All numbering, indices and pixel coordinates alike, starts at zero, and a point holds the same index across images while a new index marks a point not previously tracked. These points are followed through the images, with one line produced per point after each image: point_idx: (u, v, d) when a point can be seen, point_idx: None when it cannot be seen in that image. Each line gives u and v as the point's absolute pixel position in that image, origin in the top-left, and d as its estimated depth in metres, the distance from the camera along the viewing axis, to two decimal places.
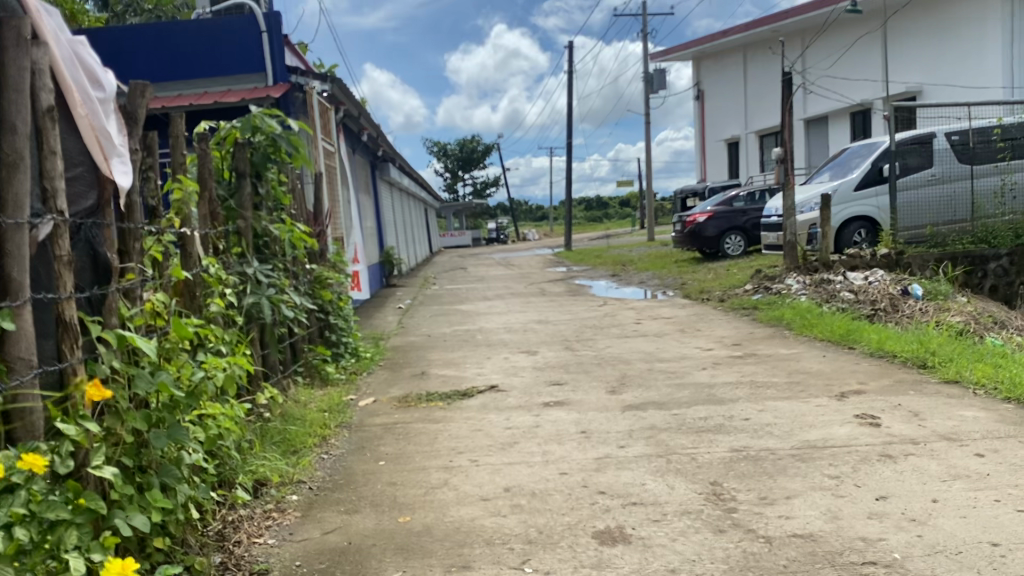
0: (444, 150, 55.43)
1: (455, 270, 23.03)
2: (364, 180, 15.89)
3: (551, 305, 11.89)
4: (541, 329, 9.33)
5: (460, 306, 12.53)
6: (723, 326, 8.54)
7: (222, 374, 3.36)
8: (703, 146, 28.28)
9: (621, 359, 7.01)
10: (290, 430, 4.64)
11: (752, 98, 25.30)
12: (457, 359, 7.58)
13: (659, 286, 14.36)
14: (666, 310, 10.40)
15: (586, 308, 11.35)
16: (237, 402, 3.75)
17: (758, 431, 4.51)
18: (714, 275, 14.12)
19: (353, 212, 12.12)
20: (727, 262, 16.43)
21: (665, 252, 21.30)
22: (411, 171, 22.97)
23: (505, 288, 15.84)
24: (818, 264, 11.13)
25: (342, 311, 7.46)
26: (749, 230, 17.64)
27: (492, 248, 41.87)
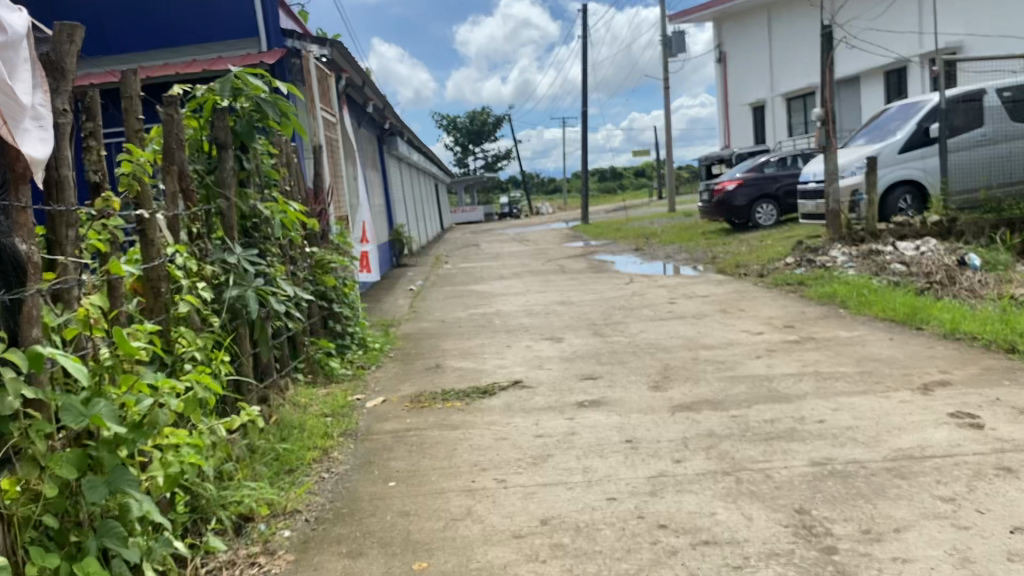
0: (457, 125, 54.53)
1: (470, 248, 22.34)
2: (373, 156, 15.19)
3: (574, 284, 11.18)
4: (567, 312, 8.63)
5: (478, 287, 11.84)
6: (768, 306, 7.81)
7: (186, 398, 2.64)
8: (726, 112, 27.36)
9: (660, 347, 6.29)
10: (283, 447, 3.98)
11: (778, 60, 24.30)
12: (476, 348, 6.89)
13: (688, 260, 13.63)
14: (699, 289, 9.66)
15: (612, 286, 10.62)
16: (208, 423, 3.06)
17: (838, 438, 3.79)
18: (745, 248, 13.34)
19: (361, 190, 11.45)
20: (757, 233, 15.62)
21: (689, 225, 20.48)
22: (423, 146, 22.21)
23: (524, 265, 15.12)
24: (864, 233, 10.46)
25: (347, 298, 6.82)
26: (781, 198, 16.89)
27: (508, 224, 41.10)
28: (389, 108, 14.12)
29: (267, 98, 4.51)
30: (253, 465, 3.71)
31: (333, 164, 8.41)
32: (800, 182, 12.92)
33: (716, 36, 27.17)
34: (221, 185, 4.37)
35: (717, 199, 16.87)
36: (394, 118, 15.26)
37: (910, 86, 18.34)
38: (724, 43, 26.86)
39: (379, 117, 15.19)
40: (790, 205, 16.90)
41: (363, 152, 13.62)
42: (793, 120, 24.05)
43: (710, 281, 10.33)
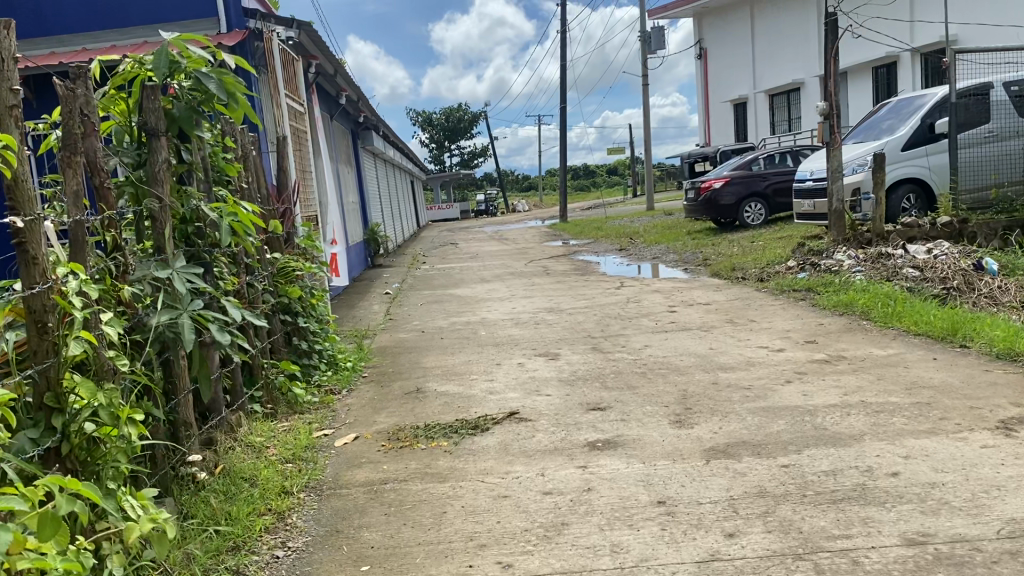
0: (431, 120, 53.59)
1: (446, 247, 21.49)
2: (344, 150, 14.22)
3: (561, 288, 10.41)
4: (557, 321, 7.82)
5: (458, 291, 11.00)
6: (781, 317, 7.08)
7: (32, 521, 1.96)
8: (706, 107, 26.76)
9: (672, 367, 5.51)
10: (233, 529, 3.11)
11: (761, 55, 23.68)
12: (460, 367, 6.06)
13: (677, 263, 12.92)
14: (698, 295, 8.92)
15: (602, 291, 9.85)
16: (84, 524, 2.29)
17: (928, 503, 3.03)
18: (738, 250, 12.65)
19: (330, 187, 10.52)
20: (748, 234, 14.94)
21: (673, 223, 19.81)
22: (397, 141, 21.29)
23: (503, 266, 14.32)
24: (871, 236, 9.77)
25: (314, 310, 5.95)
26: (771, 196, 16.24)
27: (483, 220, 40.33)
28: (361, 100, 13.17)
29: (210, 73, 3.60)
30: (183, 547, 2.90)
31: (301, 158, 7.50)
32: (795, 181, 12.26)
33: (697, 30, 26.54)
34: (152, 181, 3.49)
35: (704, 198, 16.18)
36: (368, 110, 14.30)
37: (900, 82, 17.79)
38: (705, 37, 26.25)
39: (351, 109, 14.22)
40: (779, 204, 16.23)
41: (334, 145, 12.67)
42: (777, 116, 23.48)
43: (709, 286, 9.61)
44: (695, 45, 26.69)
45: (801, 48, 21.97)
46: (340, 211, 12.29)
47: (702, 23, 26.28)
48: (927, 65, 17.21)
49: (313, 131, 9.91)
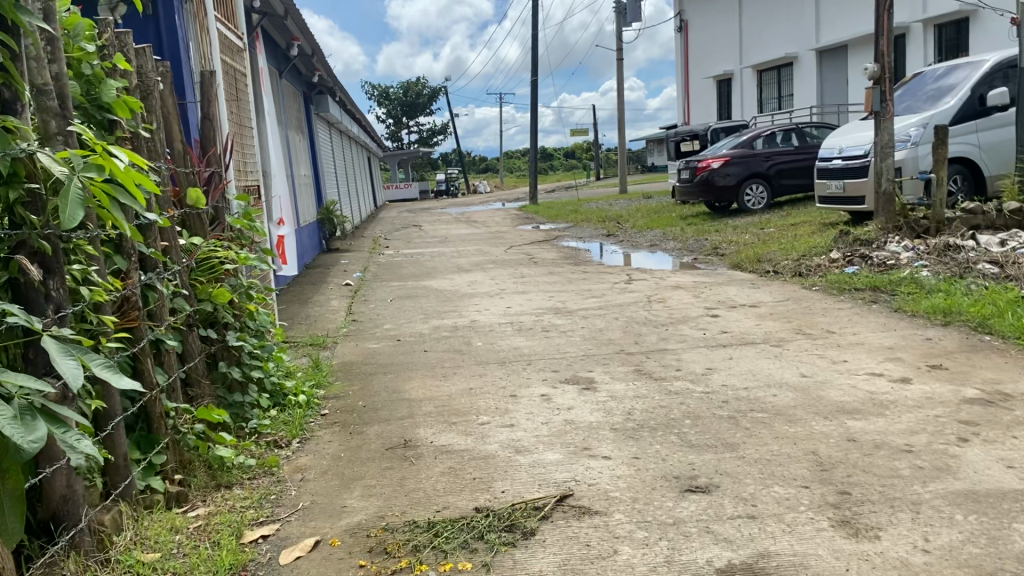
0: (390, 96, 51.34)
1: (410, 228, 19.65)
2: (297, 116, 12.30)
3: (559, 281, 8.71)
4: (571, 327, 6.11)
5: (433, 283, 9.23)
6: (867, 328, 5.49)
7: None
8: (687, 84, 25.24)
9: (768, 408, 3.85)
10: None
11: (749, 28, 22.15)
12: (460, 400, 4.32)
13: (682, 251, 11.30)
14: (734, 294, 7.28)
15: (611, 286, 8.16)
16: None
17: None
18: (753, 238, 11.08)
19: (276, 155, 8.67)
20: (752, 219, 13.37)
21: (658, 207, 18.25)
22: (354, 111, 19.35)
23: (478, 252, 12.57)
24: (928, 223, 8.23)
25: (248, 319, 4.20)
26: (773, 178, 14.68)
27: (443, 202, 38.36)
28: (316, 56, 11.24)
29: None
30: None
31: (238, 110, 5.66)
32: (819, 158, 10.80)
33: (677, 1, 24.95)
34: None
35: (700, 179, 14.58)
36: (325, 70, 12.38)
37: (908, 56, 16.37)
38: (687, 9, 24.71)
39: (304, 67, 12.27)
40: (782, 186, 14.68)
41: (284, 107, 10.75)
42: (764, 93, 21.96)
43: (742, 282, 8.00)
44: (676, 18, 25.12)
45: (790, 20, 20.43)
46: (290, 184, 10.42)
47: None
48: (939, 40, 15.78)
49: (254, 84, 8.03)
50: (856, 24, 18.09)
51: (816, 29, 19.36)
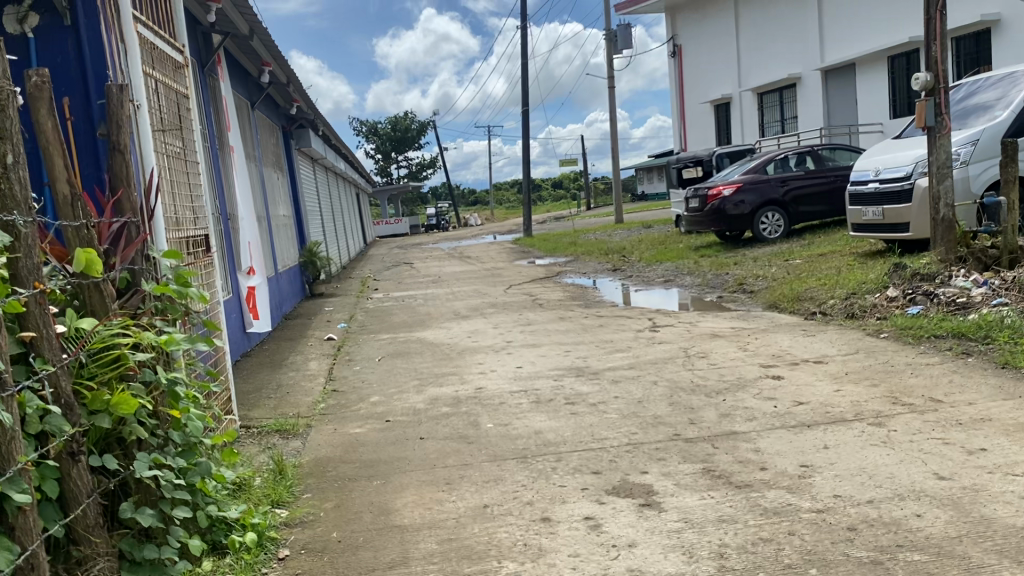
0: (376, 130, 50.46)
1: (400, 267, 18.49)
2: (273, 152, 11.13)
3: (573, 330, 7.52)
4: (602, 397, 4.91)
5: (427, 335, 8.01)
6: (986, 396, 4.29)
7: None
8: (683, 109, 24.36)
9: (922, 544, 2.67)
10: None
11: (748, 48, 21.28)
12: (473, 530, 3.11)
13: (703, 287, 10.17)
14: (786, 344, 6.10)
15: (636, 335, 6.97)
16: None
17: None
18: (782, 271, 9.96)
19: (241, 194, 7.50)
20: (773, 249, 12.25)
21: (663, 237, 17.18)
22: (340, 146, 18.24)
23: (475, 294, 11.38)
24: (999, 253, 7.10)
25: (173, 429, 2.99)
26: (789, 205, 13.52)
27: (434, 237, 37.26)
28: (291, 86, 10.08)
29: None
30: None
31: (182, 142, 4.50)
32: (851, 182, 9.69)
33: (671, 24, 24.17)
34: None
35: (711, 208, 13.47)
36: (304, 101, 11.22)
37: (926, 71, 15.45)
38: (681, 31, 23.86)
39: (280, 98, 11.12)
40: (800, 214, 13.55)
41: (255, 141, 9.59)
42: (766, 116, 20.99)
43: (790, 327, 6.82)
44: (670, 42, 24.33)
45: (791, 38, 19.52)
46: (262, 226, 9.21)
47: (677, 17, 23.90)
48: (959, 52, 14.88)
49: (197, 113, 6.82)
50: (864, 40, 17.16)
51: (820, 46, 18.43)
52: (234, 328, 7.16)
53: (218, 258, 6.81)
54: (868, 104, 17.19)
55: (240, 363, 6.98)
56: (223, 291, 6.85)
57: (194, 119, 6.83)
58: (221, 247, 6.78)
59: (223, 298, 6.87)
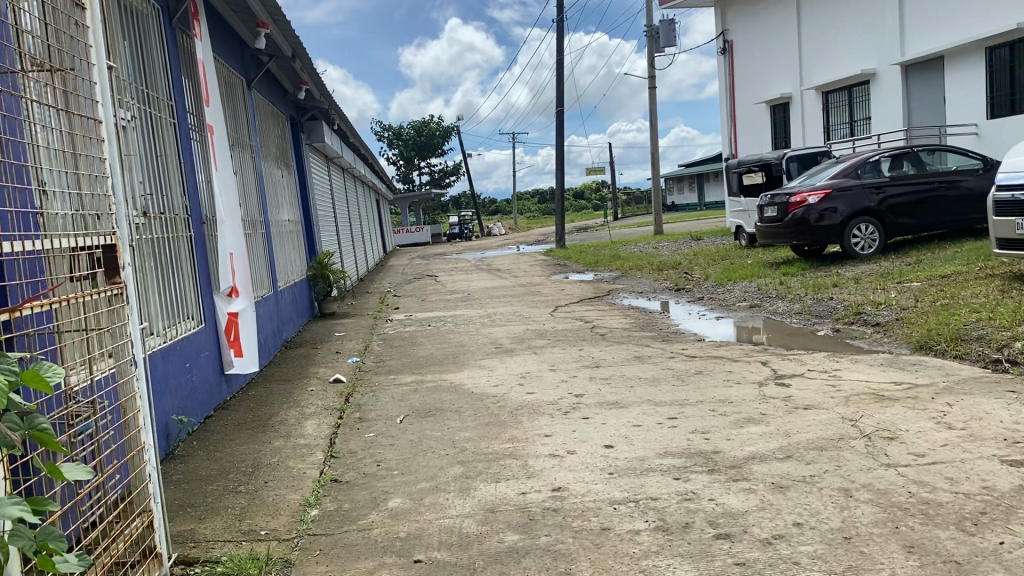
0: (400, 135, 48.89)
1: (425, 281, 16.59)
2: (277, 145, 9.29)
3: (665, 380, 5.53)
4: (775, 527, 2.94)
5: (465, 377, 6.09)
6: None
7: None
8: (734, 111, 22.40)
9: None
10: None
11: (810, 43, 19.29)
12: None
13: (805, 316, 8.17)
14: (1006, 418, 4.11)
15: (759, 393, 5.01)
16: None
17: None
18: (907, 298, 7.93)
19: (220, 187, 5.67)
20: (871, 268, 10.23)
21: (723, 251, 15.17)
22: (360, 146, 16.42)
23: (516, 318, 9.43)
24: None
25: None
26: (886, 215, 11.47)
27: (458, 247, 35.42)
28: (297, 61, 8.21)
29: None
30: None
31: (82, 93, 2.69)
32: (999, 185, 7.74)
33: (721, 18, 22.30)
34: None
35: (793, 217, 11.48)
36: (314, 85, 9.38)
37: None
38: (734, 27, 21.93)
39: (284, 80, 9.27)
40: (898, 226, 11.51)
41: (248, 127, 7.74)
42: (831, 118, 18.94)
43: (983, 386, 4.81)
44: (719, 38, 22.49)
45: (863, 31, 17.48)
46: (253, 234, 7.36)
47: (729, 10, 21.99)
48: None
49: (151, 74, 5.00)
50: (954, 31, 15.10)
51: (900, 40, 16.38)
52: (208, 367, 5.31)
53: (177, 274, 4.97)
54: (959, 104, 15.11)
55: (213, 421, 5.11)
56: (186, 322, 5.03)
57: (150, 83, 5.00)
58: (171, 264, 4.89)
59: (186, 329, 5.03)
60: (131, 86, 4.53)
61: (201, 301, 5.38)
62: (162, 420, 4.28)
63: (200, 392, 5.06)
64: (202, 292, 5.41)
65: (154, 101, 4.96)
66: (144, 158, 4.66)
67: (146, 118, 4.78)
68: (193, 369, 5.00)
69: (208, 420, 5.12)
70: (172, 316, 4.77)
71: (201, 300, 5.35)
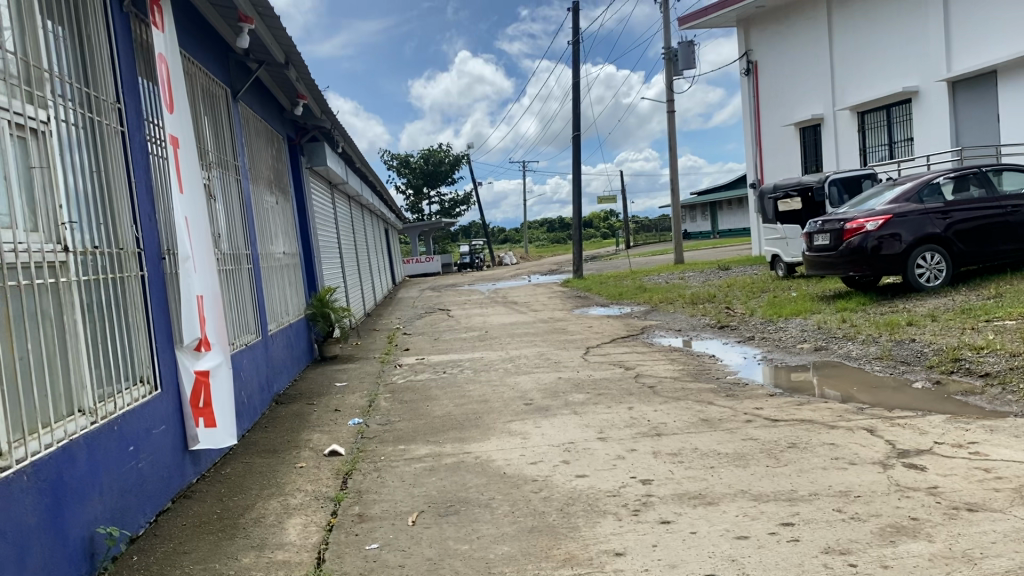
0: (409, 163, 47.99)
1: (436, 315, 15.42)
2: (271, 168, 8.18)
3: (753, 459, 4.31)
4: None
5: (494, 449, 4.89)
6: None
7: None
8: (759, 134, 21.31)
9: None
10: None
11: (842, 61, 18.24)
12: None
13: (888, 363, 6.94)
14: None
15: (890, 481, 3.78)
16: None
17: None
18: (1010, 341, 6.69)
19: (186, 216, 4.53)
20: (945, 303, 9.02)
21: (761, 283, 13.96)
22: (368, 172, 15.36)
23: (545, 363, 8.22)
24: None
25: None
26: (953, 243, 10.25)
27: (470, 278, 34.27)
28: (292, 71, 7.12)
29: None
30: None
31: None
32: None
33: (744, 39, 21.33)
34: None
35: (849, 245, 10.30)
36: (313, 100, 8.30)
37: None
38: (758, 47, 20.93)
39: (279, 94, 8.19)
40: (966, 255, 10.29)
41: (234, 146, 6.63)
42: (868, 140, 17.82)
43: None
44: (742, 60, 21.51)
45: (904, 47, 16.43)
46: (236, 271, 6.20)
47: (752, 30, 21.05)
48: None
49: (91, 69, 3.90)
50: (1008, 44, 13.99)
51: (946, 55, 15.31)
52: (164, 446, 4.12)
53: (120, 327, 3.83)
54: (1016, 121, 13.95)
55: (165, 521, 3.90)
56: (131, 390, 3.86)
57: (90, 80, 3.89)
58: (110, 313, 3.73)
59: (131, 400, 3.85)
60: (48, 80, 3.41)
61: (157, 360, 4.22)
62: (80, 536, 3.11)
63: (149, 482, 3.87)
64: (160, 346, 4.25)
65: (92, 104, 3.85)
66: (71, 176, 3.55)
67: (77, 125, 3.67)
68: (140, 452, 3.82)
69: (159, 518, 3.92)
70: (107, 382, 3.60)
71: (158, 357, 4.19)
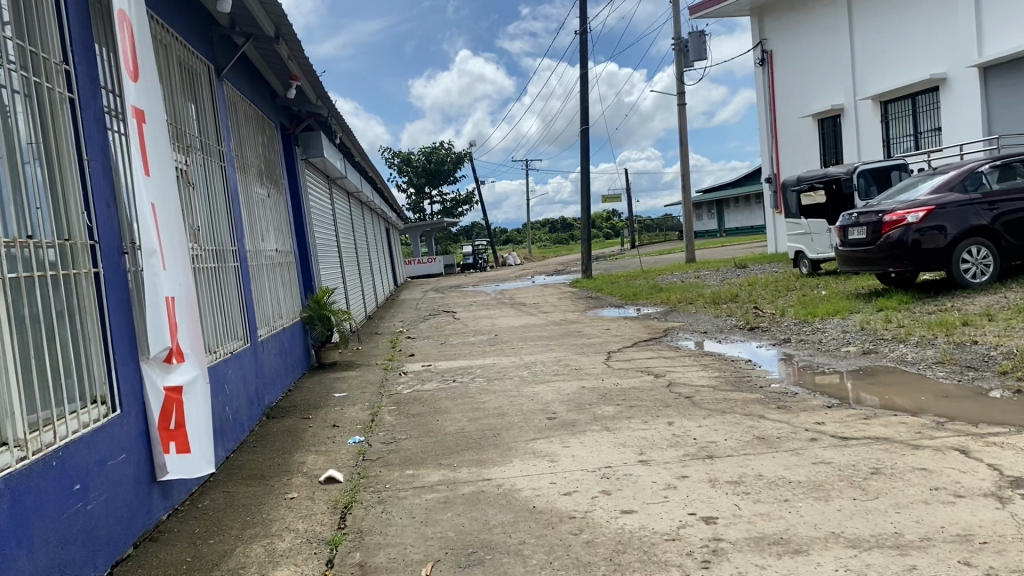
0: (411, 162, 47.26)
1: (442, 317, 14.72)
2: (262, 156, 7.48)
3: (834, 491, 3.57)
4: None
5: (519, 475, 4.16)
6: None
7: None
8: (775, 127, 20.59)
9: None
10: None
11: (863, 49, 17.52)
12: None
13: (952, 369, 6.19)
14: None
15: (1018, 522, 3.05)
16: None
17: None
18: None
19: (150, 203, 3.80)
20: (998, 300, 8.29)
21: (785, 281, 13.22)
22: (368, 167, 14.63)
23: (564, 369, 7.50)
24: None
25: None
26: (1000, 237, 9.51)
27: (474, 278, 33.57)
28: (283, 47, 6.41)
29: None
30: None
31: None
32: None
33: (758, 29, 20.63)
34: None
35: (887, 240, 9.58)
36: (306, 82, 7.61)
37: None
38: (773, 37, 20.20)
39: (269, 76, 7.49)
40: (1015, 250, 9.55)
41: (217, 128, 5.92)
42: (892, 132, 17.10)
43: None
44: (756, 50, 20.81)
45: (931, 34, 15.70)
46: (219, 270, 5.50)
47: (767, 19, 20.34)
48: None
49: (32, 18, 3.17)
50: None
51: (978, 40, 14.59)
52: (123, 480, 3.38)
53: (65, 336, 3.11)
54: None
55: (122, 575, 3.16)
56: (79, 413, 3.13)
57: (31, 31, 3.15)
58: (47, 317, 3.00)
59: (79, 425, 3.12)
60: None
61: (115, 375, 3.48)
62: None
63: (101, 526, 3.14)
64: (122, 358, 3.53)
65: (31, 60, 3.12)
66: None
67: (10, 85, 2.94)
68: (90, 491, 3.08)
69: (114, 571, 3.19)
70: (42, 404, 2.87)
71: (118, 371, 3.47)
